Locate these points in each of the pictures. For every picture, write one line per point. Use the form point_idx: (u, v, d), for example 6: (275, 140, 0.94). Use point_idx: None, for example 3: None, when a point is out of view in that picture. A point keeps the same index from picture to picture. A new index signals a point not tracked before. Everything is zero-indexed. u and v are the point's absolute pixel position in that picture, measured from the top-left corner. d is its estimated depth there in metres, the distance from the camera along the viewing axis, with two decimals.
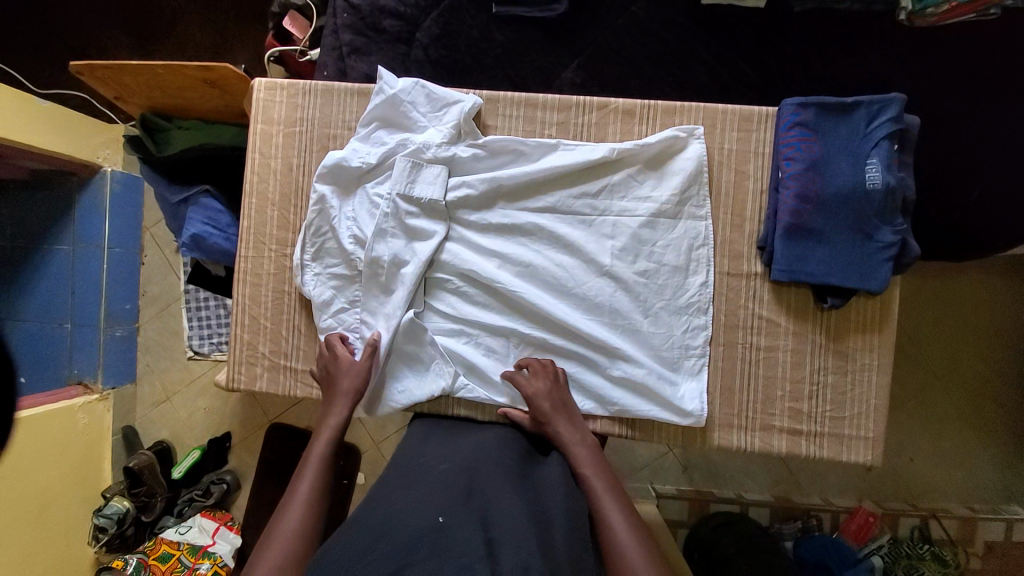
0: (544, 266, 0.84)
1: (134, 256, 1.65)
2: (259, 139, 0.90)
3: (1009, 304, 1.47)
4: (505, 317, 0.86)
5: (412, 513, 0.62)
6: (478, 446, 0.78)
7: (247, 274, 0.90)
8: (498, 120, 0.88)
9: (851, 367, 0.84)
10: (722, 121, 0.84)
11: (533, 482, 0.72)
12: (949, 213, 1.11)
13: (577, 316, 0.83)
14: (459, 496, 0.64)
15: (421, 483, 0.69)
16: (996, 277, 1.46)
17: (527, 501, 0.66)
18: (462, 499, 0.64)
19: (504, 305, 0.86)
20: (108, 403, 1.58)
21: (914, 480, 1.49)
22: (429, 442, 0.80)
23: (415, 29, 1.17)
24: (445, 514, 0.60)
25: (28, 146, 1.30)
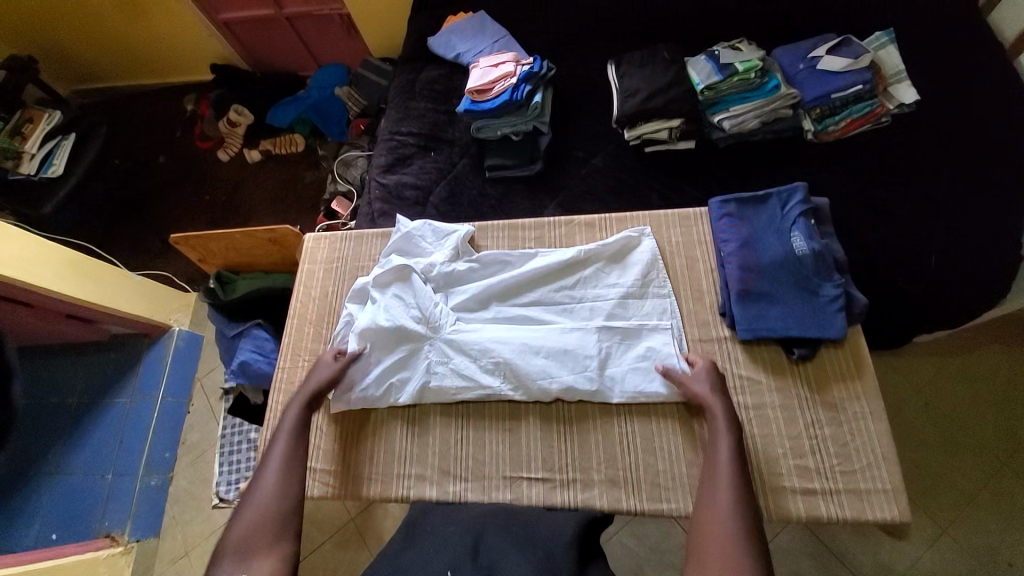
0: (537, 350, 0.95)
1: (183, 407, 1.82)
2: (304, 275, 1.14)
3: None
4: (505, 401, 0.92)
5: (420, 568, 0.69)
6: (484, 512, 0.82)
7: (281, 382, 1.04)
8: (488, 240, 1.12)
9: (845, 417, 0.87)
10: (665, 222, 1.05)
11: (537, 537, 0.75)
12: (915, 281, 1.21)
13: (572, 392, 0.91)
14: (467, 553, 0.70)
15: (431, 540, 0.75)
16: (1013, 344, 1.41)
17: (528, 552, 0.71)
18: (470, 555, 0.70)
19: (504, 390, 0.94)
20: (129, 557, 1.56)
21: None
22: (436, 514, 0.84)
23: (428, 193, 1.52)
24: (453, 570, 0.67)
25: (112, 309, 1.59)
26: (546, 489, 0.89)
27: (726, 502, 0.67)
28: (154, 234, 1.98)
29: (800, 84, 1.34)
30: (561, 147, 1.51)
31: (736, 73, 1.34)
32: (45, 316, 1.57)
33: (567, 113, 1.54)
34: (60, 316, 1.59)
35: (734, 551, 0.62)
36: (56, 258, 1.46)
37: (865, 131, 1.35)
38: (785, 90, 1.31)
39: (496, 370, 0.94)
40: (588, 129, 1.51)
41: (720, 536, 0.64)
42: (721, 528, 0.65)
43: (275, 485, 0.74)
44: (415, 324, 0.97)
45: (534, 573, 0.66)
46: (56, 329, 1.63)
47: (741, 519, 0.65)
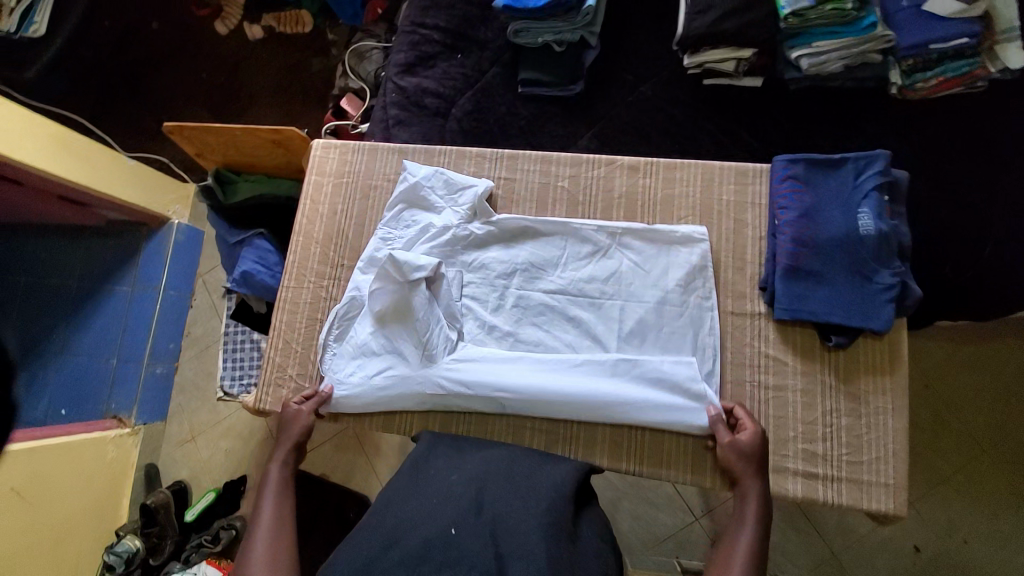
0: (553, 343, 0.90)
1: (184, 300, 1.83)
2: (311, 187, 1.04)
3: None
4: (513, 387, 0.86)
5: (426, 519, 0.69)
6: (485, 458, 0.81)
7: (285, 302, 0.99)
8: (517, 173, 0.98)
9: (865, 410, 0.84)
10: (720, 175, 0.92)
11: (541, 481, 0.76)
12: (967, 271, 1.11)
13: (580, 418, 0.85)
14: (471, 506, 0.70)
15: (433, 487, 0.75)
16: None
17: (530, 500, 0.72)
18: (474, 509, 0.70)
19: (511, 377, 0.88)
20: (137, 438, 1.68)
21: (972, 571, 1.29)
22: (439, 458, 0.82)
23: (451, 105, 1.36)
24: (458, 527, 0.67)
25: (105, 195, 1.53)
26: (548, 438, 0.88)
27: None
28: (148, 114, 1.81)
29: (897, 27, 1.13)
30: (607, 67, 1.32)
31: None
32: (38, 198, 1.52)
33: (619, 25, 1.33)
34: (53, 197, 1.54)
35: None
36: (39, 132, 1.34)
37: (953, 94, 1.18)
38: (881, 31, 1.12)
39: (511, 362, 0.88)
40: (641, 49, 1.31)
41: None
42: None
43: (263, 550, 0.73)
44: (413, 350, 0.90)
45: (537, 529, 0.67)
46: (51, 212, 1.58)
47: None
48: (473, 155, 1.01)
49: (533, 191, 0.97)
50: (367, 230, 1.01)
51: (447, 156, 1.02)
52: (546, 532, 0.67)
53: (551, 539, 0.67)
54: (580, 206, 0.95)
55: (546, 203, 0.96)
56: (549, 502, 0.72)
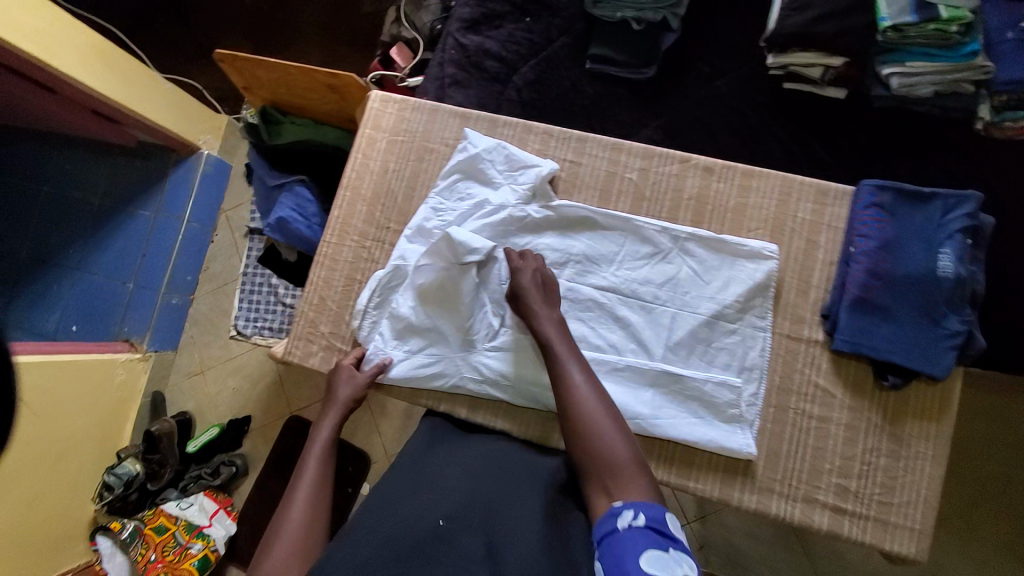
0: (597, 342, 0.86)
1: (206, 235, 1.78)
2: (364, 141, 0.99)
3: None
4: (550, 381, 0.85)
5: (418, 513, 0.68)
6: (482, 455, 0.80)
7: (325, 257, 0.95)
8: (585, 158, 0.94)
9: (905, 453, 0.81)
10: (798, 192, 0.88)
11: (540, 478, 0.76)
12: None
13: None
14: (464, 501, 0.70)
15: (429, 483, 0.74)
16: None
17: (523, 499, 0.71)
18: (468, 503, 0.70)
19: None
20: (147, 364, 1.68)
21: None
22: (440, 449, 0.82)
23: (512, 72, 1.29)
24: (446, 519, 0.67)
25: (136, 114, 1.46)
26: None
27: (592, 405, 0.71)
28: (190, 35, 1.74)
29: (997, 59, 1.03)
30: (682, 56, 1.25)
31: (934, 20, 1.01)
32: (67, 107, 1.43)
33: (703, 12, 1.25)
34: (84, 110, 1.45)
35: (614, 445, 0.67)
36: (80, 43, 1.31)
37: None
38: (980, 61, 1.04)
39: None
40: (722, 41, 1.24)
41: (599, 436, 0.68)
42: (598, 430, 0.69)
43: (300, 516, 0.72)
44: (455, 331, 0.87)
45: (536, 530, 0.66)
46: (75, 122, 1.49)
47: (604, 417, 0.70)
48: (540, 131, 0.95)
49: (597, 178, 0.93)
50: (418, 194, 0.96)
51: (512, 128, 0.96)
52: (543, 523, 0.68)
53: (551, 526, 0.67)
54: (645, 203, 0.91)
55: (610, 193, 0.92)
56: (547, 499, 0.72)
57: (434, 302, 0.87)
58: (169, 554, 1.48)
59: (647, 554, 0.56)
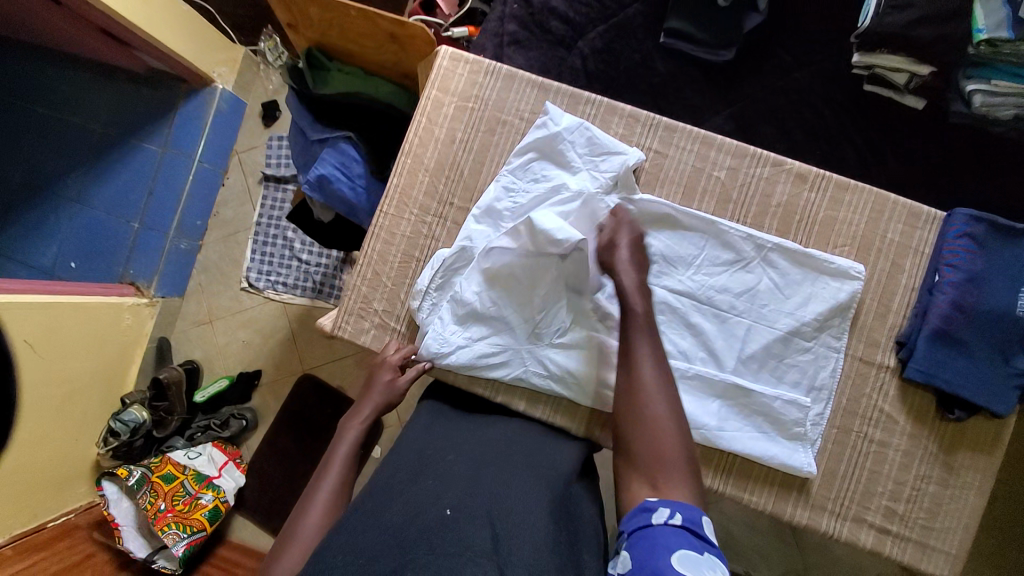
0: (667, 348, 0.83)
1: (217, 176, 1.65)
2: (430, 104, 0.90)
3: None
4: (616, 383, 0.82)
5: (423, 502, 0.63)
6: (482, 442, 0.77)
7: (381, 230, 0.89)
8: (670, 149, 0.87)
9: (953, 482, 0.83)
10: (891, 210, 0.84)
11: (541, 470, 0.73)
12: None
13: None
14: (467, 488, 0.65)
15: (433, 472, 0.69)
16: None
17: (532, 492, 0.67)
18: (470, 490, 0.64)
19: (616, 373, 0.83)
20: (154, 310, 1.59)
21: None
22: (436, 432, 0.80)
23: (579, 36, 1.18)
24: (453, 508, 0.61)
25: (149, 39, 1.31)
26: None
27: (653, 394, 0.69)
28: None
29: None
30: (764, 40, 1.16)
31: None
32: (75, 24, 1.27)
33: None
34: (91, 28, 1.29)
35: (668, 438, 0.66)
36: None
37: None
38: None
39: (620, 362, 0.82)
40: (809, 28, 1.15)
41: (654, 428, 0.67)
42: (654, 420, 0.67)
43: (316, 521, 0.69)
44: (521, 322, 0.83)
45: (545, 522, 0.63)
46: (94, 47, 1.38)
47: (664, 410, 0.68)
48: (625, 114, 0.88)
49: (682, 173, 0.87)
50: (486, 170, 0.89)
51: (594, 107, 0.88)
52: (551, 520, 0.64)
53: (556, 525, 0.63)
54: (731, 205, 0.86)
55: (694, 191, 0.87)
56: (550, 495, 0.68)
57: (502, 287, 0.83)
58: (179, 504, 1.43)
59: (680, 552, 0.56)
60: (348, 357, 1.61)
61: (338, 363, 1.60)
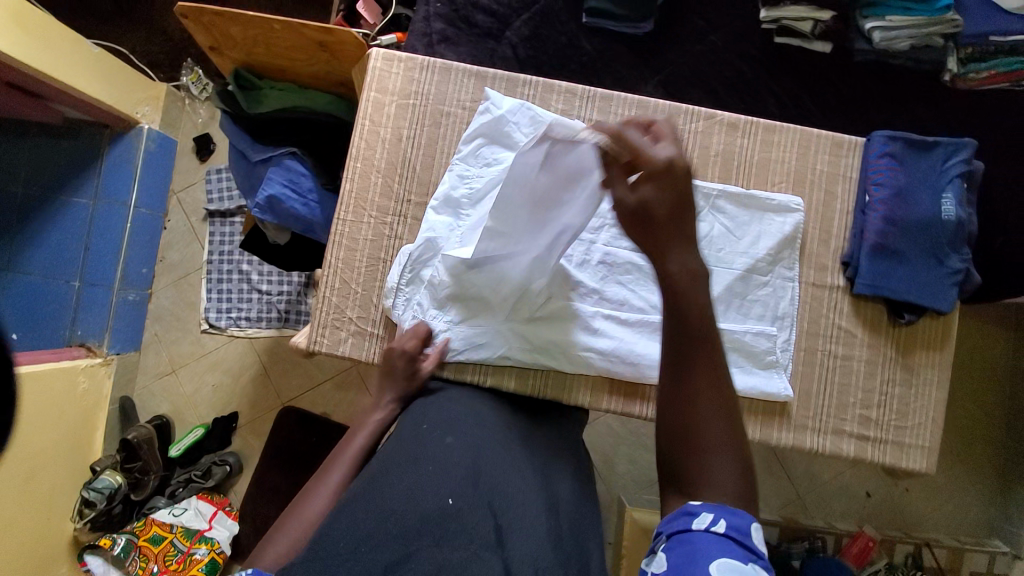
0: (637, 304, 0.88)
1: (158, 221, 1.59)
2: (371, 106, 0.90)
3: (1006, 352, 1.55)
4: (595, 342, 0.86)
5: (422, 490, 0.62)
6: (477, 421, 0.76)
7: (342, 237, 0.88)
8: (611, 117, 0.91)
9: (915, 381, 0.90)
10: (816, 143, 0.91)
11: (538, 456, 0.76)
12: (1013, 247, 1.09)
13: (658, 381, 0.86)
14: (467, 476, 0.65)
15: (430, 453, 0.67)
16: (991, 326, 1.55)
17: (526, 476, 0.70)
18: (471, 480, 0.64)
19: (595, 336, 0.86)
20: (110, 369, 1.50)
21: (906, 511, 1.53)
22: (428, 406, 0.77)
23: (505, 26, 1.22)
24: (455, 498, 0.62)
25: (64, 87, 1.25)
26: (625, 398, 0.89)
27: (709, 413, 0.53)
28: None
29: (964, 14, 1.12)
30: (677, 10, 1.23)
31: None
32: None
33: None
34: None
35: (718, 462, 0.52)
36: None
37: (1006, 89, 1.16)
38: (951, 15, 1.09)
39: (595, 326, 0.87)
40: None
41: (705, 452, 0.52)
42: (704, 441, 0.52)
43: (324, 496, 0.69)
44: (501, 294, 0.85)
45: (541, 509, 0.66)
46: (4, 105, 1.31)
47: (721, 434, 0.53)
48: (563, 90, 0.91)
49: None
50: (438, 163, 0.90)
51: (532, 87, 0.91)
52: (546, 505, 0.68)
53: (549, 510, 0.67)
54: None
55: None
56: (545, 483, 0.71)
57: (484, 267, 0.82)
58: (171, 563, 1.36)
59: (719, 560, 0.46)
60: (326, 382, 1.56)
61: (319, 390, 1.56)
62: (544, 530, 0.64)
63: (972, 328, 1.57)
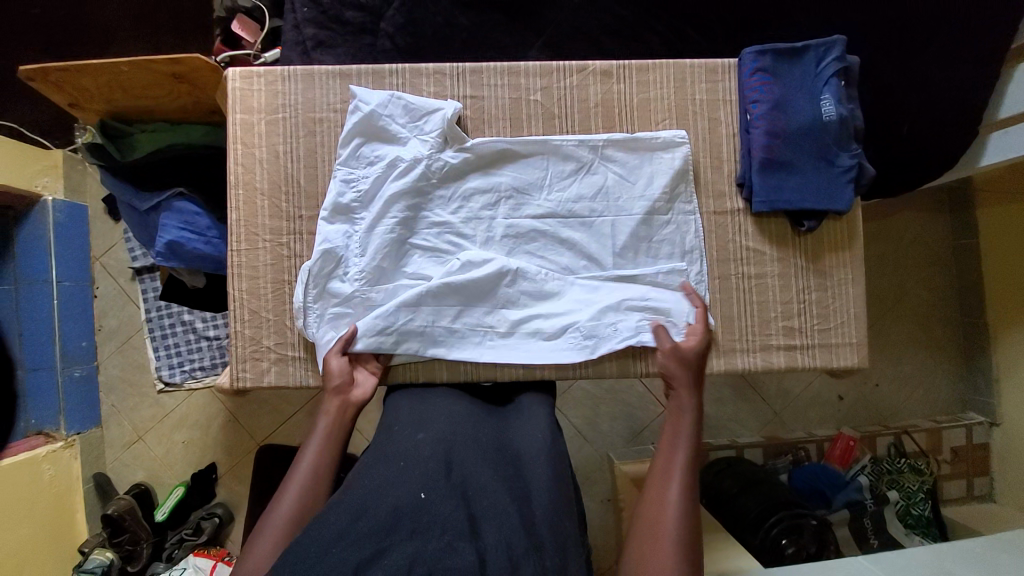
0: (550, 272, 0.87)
1: (86, 290, 1.52)
2: (240, 129, 0.87)
3: (948, 232, 1.54)
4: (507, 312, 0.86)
5: (392, 486, 0.61)
6: (449, 414, 0.76)
7: (241, 267, 0.86)
8: (484, 90, 0.90)
9: (830, 283, 0.92)
10: (691, 74, 0.91)
11: (510, 450, 0.70)
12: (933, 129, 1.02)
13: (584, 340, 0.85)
14: (440, 468, 0.63)
15: (398, 451, 0.68)
16: (931, 211, 1.54)
17: (499, 464, 0.66)
18: (443, 470, 0.63)
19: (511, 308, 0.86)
20: (75, 449, 1.45)
21: (882, 405, 1.54)
22: (403, 410, 0.79)
23: (379, 18, 1.06)
24: (427, 491, 0.60)
25: None
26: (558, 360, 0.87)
27: (674, 507, 0.67)
28: None
29: None
30: None
31: None
32: None
33: None
34: None
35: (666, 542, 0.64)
36: None
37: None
38: None
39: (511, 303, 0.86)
40: None
41: (666, 540, 0.64)
42: (668, 528, 0.65)
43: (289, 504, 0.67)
44: (412, 284, 0.86)
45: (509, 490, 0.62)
46: None
47: (684, 522, 0.66)
48: (430, 72, 0.89)
49: (504, 108, 0.90)
50: (322, 173, 0.88)
51: (400, 76, 0.89)
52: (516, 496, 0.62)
53: (518, 500, 0.61)
54: (557, 123, 0.91)
55: (521, 120, 0.90)
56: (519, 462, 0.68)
57: (394, 279, 0.86)
58: None
59: None
60: (295, 414, 1.55)
61: (289, 422, 1.54)
62: (516, 519, 0.58)
63: (914, 216, 1.55)
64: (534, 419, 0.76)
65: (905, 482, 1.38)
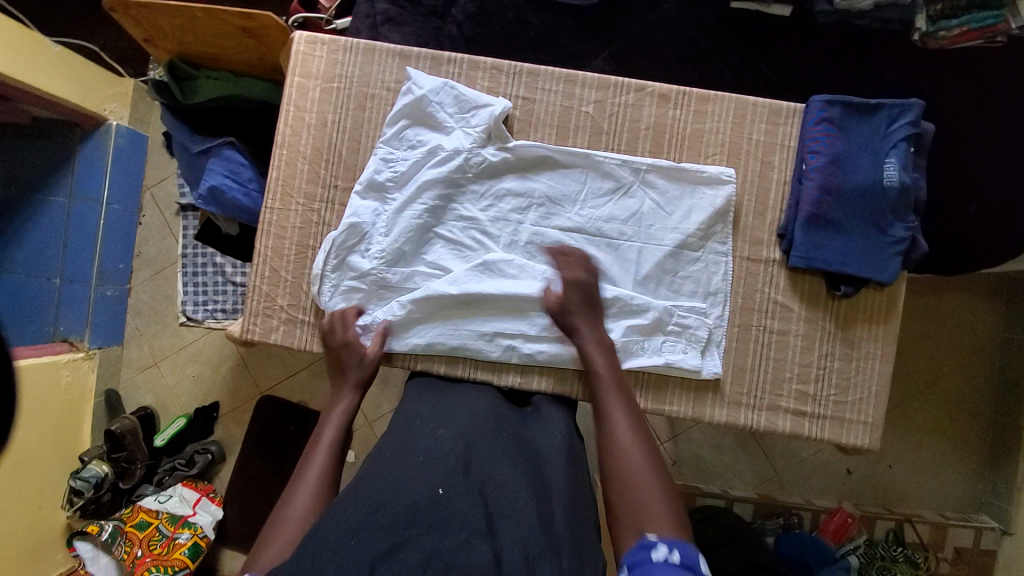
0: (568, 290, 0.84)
1: (132, 215, 1.60)
2: (295, 92, 0.90)
3: (1000, 323, 1.44)
4: (516, 319, 0.85)
5: (412, 478, 0.61)
6: (471, 413, 0.74)
7: (271, 224, 0.89)
8: (537, 93, 0.89)
9: (857, 354, 0.87)
10: (752, 113, 0.88)
11: (530, 448, 0.71)
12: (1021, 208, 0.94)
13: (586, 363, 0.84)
14: (460, 463, 0.63)
15: (419, 444, 0.67)
16: (983, 297, 1.44)
17: (518, 462, 0.66)
18: (464, 467, 0.63)
19: (519, 316, 0.85)
20: (93, 362, 1.53)
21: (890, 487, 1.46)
22: (425, 403, 0.79)
23: (451, 4, 1.04)
24: (446, 486, 0.60)
25: (43, 94, 1.29)
26: (557, 377, 0.87)
27: (627, 443, 0.71)
28: None
29: None
30: None
31: None
32: None
33: None
34: None
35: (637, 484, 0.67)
36: None
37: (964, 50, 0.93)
38: None
39: (521, 311, 0.84)
40: None
41: (634, 481, 0.68)
42: (631, 466, 0.69)
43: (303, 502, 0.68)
44: (431, 274, 0.86)
45: (530, 489, 0.62)
46: None
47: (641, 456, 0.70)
48: (487, 66, 0.89)
49: (554, 114, 0.89)
50: (363, 147, 0.89)
51: (457, 65, 0.90)
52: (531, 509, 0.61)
53: (538, 499, 0.62)
54: (603, 139, 0.89)
55: (567, 129, 0.89)
56: (532, 475, 0.66)
57: (414, 264, 0.86)
58: (157, 548, 1.36)
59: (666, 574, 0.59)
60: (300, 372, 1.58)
61: (293, 379, 1.57)
62: (535, 523, 0.58)
63: (963, 302, 1.45)
64: (552, 431, 0.75)
65: (897, 572, 1.32)
